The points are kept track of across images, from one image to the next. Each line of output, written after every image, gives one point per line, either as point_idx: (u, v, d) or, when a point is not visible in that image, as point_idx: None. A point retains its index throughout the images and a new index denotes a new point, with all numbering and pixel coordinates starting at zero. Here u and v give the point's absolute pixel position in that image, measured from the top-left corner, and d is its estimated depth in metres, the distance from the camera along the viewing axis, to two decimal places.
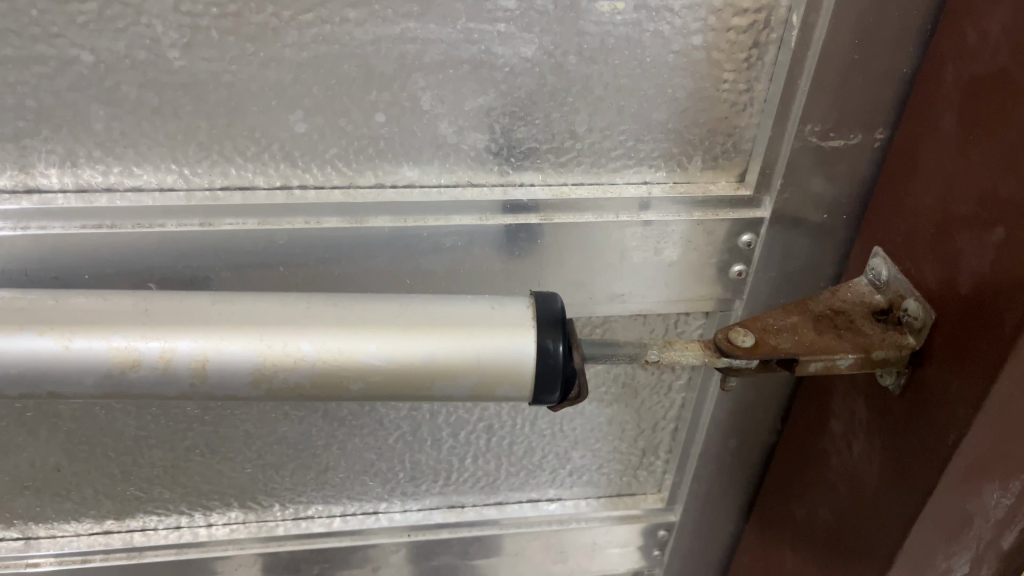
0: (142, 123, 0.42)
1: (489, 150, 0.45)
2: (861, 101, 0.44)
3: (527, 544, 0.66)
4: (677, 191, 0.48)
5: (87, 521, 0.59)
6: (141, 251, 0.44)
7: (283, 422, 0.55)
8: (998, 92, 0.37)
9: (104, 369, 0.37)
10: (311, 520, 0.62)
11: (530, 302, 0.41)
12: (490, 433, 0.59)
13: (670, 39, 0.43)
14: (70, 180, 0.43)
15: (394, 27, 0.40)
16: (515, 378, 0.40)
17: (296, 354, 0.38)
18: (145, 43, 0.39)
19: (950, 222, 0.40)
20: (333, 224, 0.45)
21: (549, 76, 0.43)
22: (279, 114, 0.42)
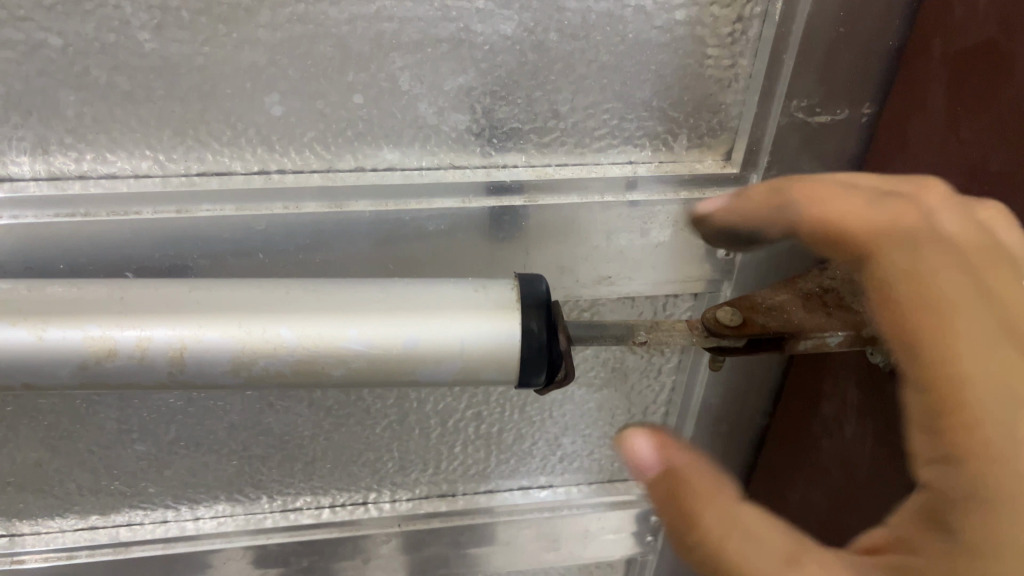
0: (114, 109, 0.41)
1: (470, 131, 0.45)
2: (848, 75, 0.43)
3: (519, 533, 0.65)
4: (663, 170, 0.47)
5: (71, 517, 0.58)
6: (114, 238, 0.42)
7: (268, 413, 0.54)
8: (988, 65, 0.36)
9: (79, 359, 0.36)
10: (300, 512, 0.61)
11: (514, 283, 0.40)
12: (480, 419, 0.59)
13: (652, 15, 0.42)
14: (42, 167, 0.42)
15: (370, 5, 0.39)
16: (499, 360, 0.39)
17: (276, 341, 0.37)
18: (114, 25, 0.38)
19: None
20: (313, 208, 0.44)
21: (530, 54, 0.42)
22: (255, 97, 0.42)
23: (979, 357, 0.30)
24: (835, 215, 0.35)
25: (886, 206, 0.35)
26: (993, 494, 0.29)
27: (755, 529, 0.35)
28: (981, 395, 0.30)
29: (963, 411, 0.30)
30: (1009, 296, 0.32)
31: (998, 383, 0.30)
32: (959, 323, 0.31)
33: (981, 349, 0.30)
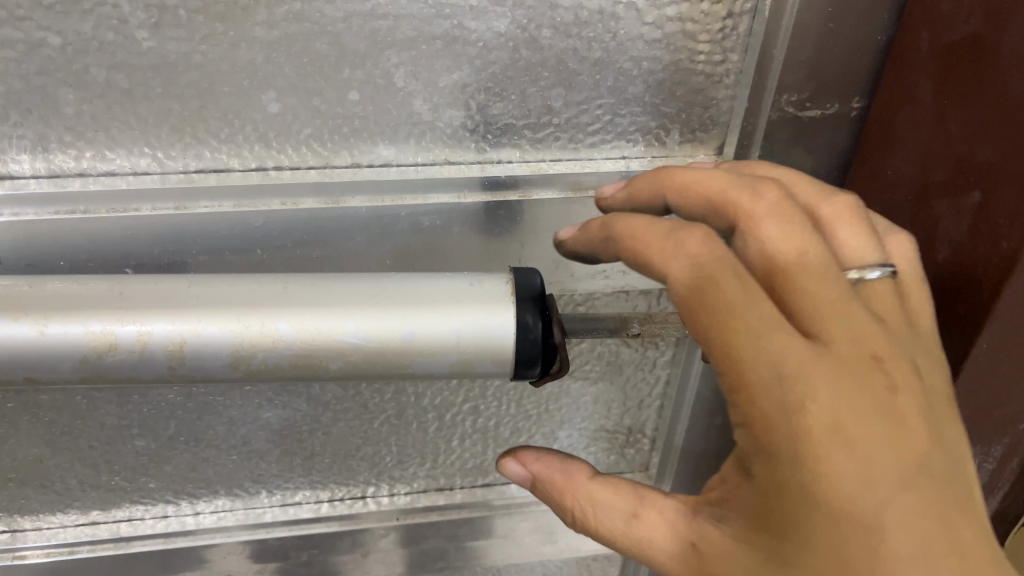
0: (114, 107, 0.41)
1: (465, 127, 0.45)
2: (838, 70, 0.44)
3: (517, 525, 0.66)
4: (655, 165, 0.48)
5: (72, 512, 0.59)
6: (114, 236, 0.43)
7: (267, 408, 0.55)
8: (975, 57, 0.37)
9: (80, 354, 0.37)
10: (300, 506, 0.62)
11: (509, 278, 0.41)
12: (477, 413, 0.59)
13: (644, 11, 0.43)
14: (42, 166, 0.42)
15: (365, 3, 0.40)
16: (495, 353, 0.40)
17: (274, 334, 0.38)
18: (112, 24, 0.39)
19: (928, 189, 0.40)
20: (311, 204, 0.45)
21: (523, 50, 0.43)
22: (252, 95, 0.42)
23: (776, 354, 0.31)
24: (642, 233, 0.35)
25: (679, 230, 0.34)
26: (812, 463, 0.30)
27: (606, 500, 0.38)
28: (778, 386, 0.31)
29: (763, 395, 0.31)
30: (797, 285, 0.33)
31: (769, 373, 0.31)
32: (755, 317, 0.31)
33: (790, 340, 0.31)
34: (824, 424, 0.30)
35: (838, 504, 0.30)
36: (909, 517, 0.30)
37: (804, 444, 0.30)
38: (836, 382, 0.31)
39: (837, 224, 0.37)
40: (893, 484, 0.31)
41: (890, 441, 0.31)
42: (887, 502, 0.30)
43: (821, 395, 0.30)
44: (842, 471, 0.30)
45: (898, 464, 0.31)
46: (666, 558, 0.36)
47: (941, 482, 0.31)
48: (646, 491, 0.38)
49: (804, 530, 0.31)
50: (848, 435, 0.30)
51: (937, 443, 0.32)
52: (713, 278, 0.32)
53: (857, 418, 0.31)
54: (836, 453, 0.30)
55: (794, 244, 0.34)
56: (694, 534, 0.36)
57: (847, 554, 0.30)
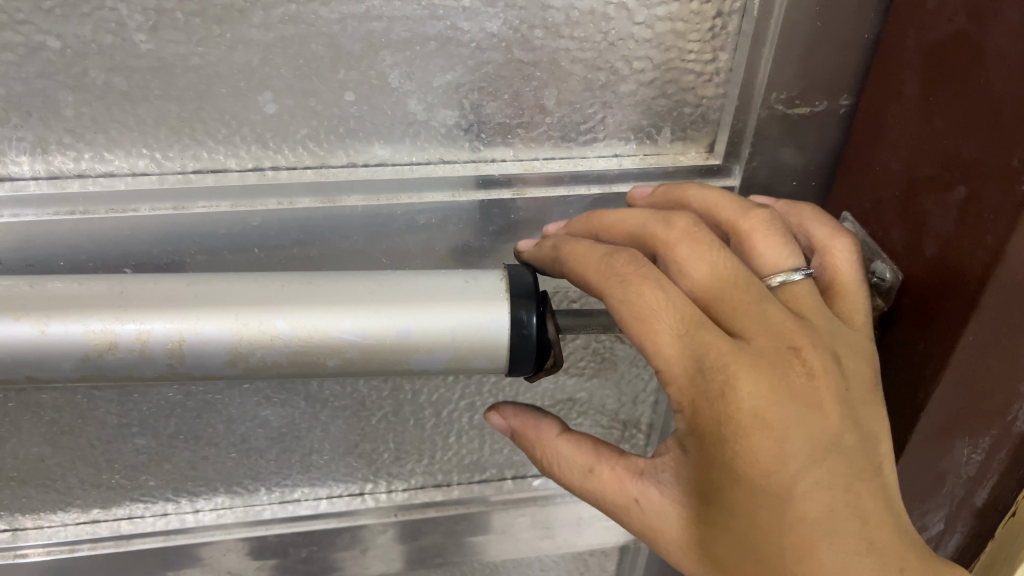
0: (112, 108, 0.42)
1: (459, 126, 0.46)
2: (826, 67, 0.44)
3: (514, 521, 0.67)
4: (647, 162, 0.49)
5: (73, 511, 0.59)
6: (114, 236, 0.44)
7: (266, 406, 0.55)
8: (959, 54, 0.37)
9: (81, 352, 0.37)
10: (298, 503, 0.62)
11: (503, 274, 0.41)
12: (473, 410, 0.60)
13: (634, 11, 0.43)
14: (41, 167, 0.43)
15: (360, 5, 0.41)
16: (489, 349, 0.40)
17: (272, 332, 0.38)
18: (111, 27, 0.39)
19: (915, 184, 0.41)
20: (307, 203, 0.45)
21: (516, 50, 0.44)
22: (249, 96, 0.43)
23: (701, 351, 0.35)
24: (580, 257, 0.39)
25: (611, 255, 0.37)
26: (735, 443, 0.34)
27: (568, 456, 0.40)
28: (703, 379, 0.35)
29: (690, 385, 0.35)
30: (720, 290, 0.36)
31: (695, 368, 0.35)
32: (682, 319, 0.35)
33: (715, 338, 0.35)
34: (748, 409, 0.34)
35: (758, 478, 0.35)
36: (819, 487, 0.35)
37: (729, 427, 0.34)
38: (757, 373, 0.35)
39: (754, 236, 0.39)
40: (807, 460, 0.35)
41: (806, 422, 0.35)
42: (801, 475, 0.35)
43: (744, 386, 0.34)
44: (762, 450, 0.34)
45: (811, 442, 0.35)
46: (616, 509, 0.39)
47: (850, 457, 0.36)
48: (605, 446, 0.40)
49: (728, 499, 0.35)
50: (768, 419, 0.34)
51: (849, 422, 0.36)
52: (641, 293, 0.35)
53: (777, 403, 0.35)
54: (757, 434, 0.34)
55: (707, 259, 0.37)
56: (639, 491, 0.38)
57: (765, 519, 0.35)
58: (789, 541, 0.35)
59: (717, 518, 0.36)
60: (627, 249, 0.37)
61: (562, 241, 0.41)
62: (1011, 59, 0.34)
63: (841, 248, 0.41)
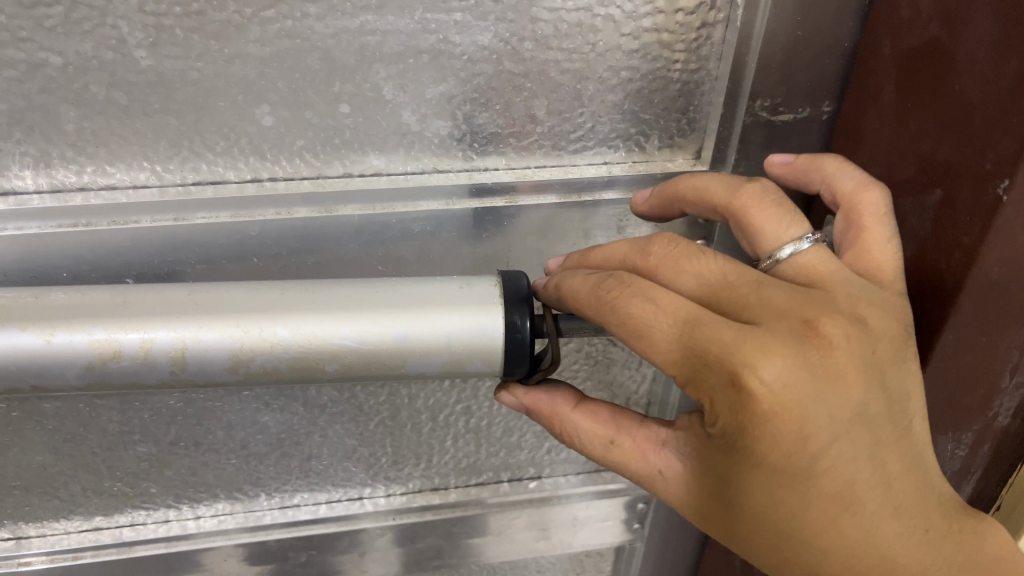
0: (113, 122, 0.43)
1: (453, 136, 0.47)
2: (807, 74, 0.46)
3: (511, 523, 0.68)
4: (636, 169, 0.50)
5: (76, 519, 0.60)
6: (117, 248, 0.45)
7: (265, 412, 0.56)
8: (931, 60, 0.39)
9: (86, 361, 0.38)
10: (297, 508, 0.63)
11: (497, 281, 0.42)
12: (469, 414, 0.61)
13: (621, 22, 0.44)
14: (44, 181, 0.44)
15: (354, 20, 0.42)
16: (483, 353, 0.41)
17: (273, 340, 0.39)
18: (111, 44, 0.40)
19: (894, 187, 0.42)
20: (305, 213, 0.46)
21: (506, 62, 0.45)
22: (246, 109, 0.44)
23: (711, 348, 0.35)
24: (574, 292, 0.39)
25: (601, 284, 0.38)
26: (757, 432, 0.35)
27: (587, 429, 0.42)
28: (719, 377, 0.35)
29: (705, 382, 0.36)
30: (719, 293, 0.38)
31: (707, 366, 0.35)
32: (683, 323, 0.36)
33: (723, 331, 0.35)
34: (770, 398, 0.34)
35: (781, 461, 0.36)
36: (843, 459, 0.36)
37: (750, 417, 0.35)
38: (776, 356, 0.34)
39: (749, 210, 0.40)
40: (830, 438, 0.35)
41: (827, 400, 0.35)
42: (825, 451, 0.35)
43: (765, 372, 0.34)
44: (785, 434, 0.35)
45: (833, 421, 0.35)
46: (637, 475, 0.41)
47: (874, 426, 0.36)
48: (623, 416, 0.42)
49: (753, 478, 0.37)
50: (790, 404, 0.35)
51: (874, 391, 0.36)
52: (635, 313, 0.37)
53: (799, 386, 0.35)
54: (779, 421, 0.35)
55: (691, 272, 0.38)
56: (663, 465, 0.40)
57: (787, 495, 0.37)
58: (815, 512, 0.37)
59: (741, 492, 0.38)
60: (615, 273, 0.38)
61: (561, 276, 0.41)
62: (983, 64, 0.35)
63: (870, 214, 0.40)
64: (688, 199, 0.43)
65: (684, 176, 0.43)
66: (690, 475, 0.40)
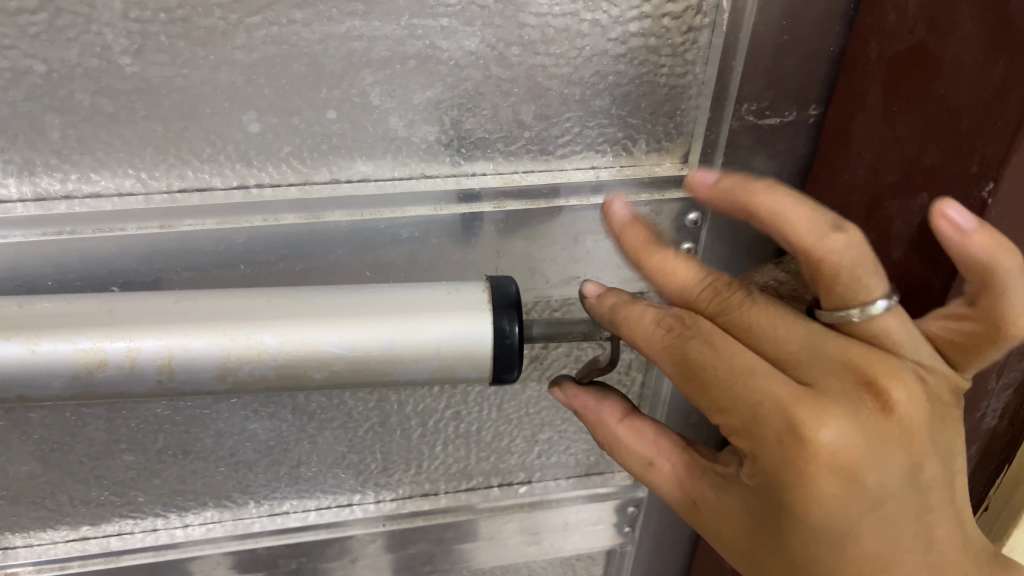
0: (98, 130, 0.43)
1: (440, 142, 0.47)
2: (793, 79, 0.46)
3: (501, 528, 0.68)
4: (624, 174, 0.50)
5: (63, 529, 0.59)
6: (103, 256, 0.45)
7: (253, 419, 0.56)
8: (917, 65, 0.39)
9: (71, 370, 0.38)
10: (287, 515, 0.63)
11: (485, 286, 0.42)
12: (458, 419, 0.61)
13: (608, 28, 0.44)
14: (28, 189, 0.44)
15: (340, 26, 0.42)
16: (473, 359, 0.41)
17: (260, 347, 0.39)
18: (96, 51, 0.40)
19: (881, 191, 0.43)
20: (292, 219, 0.46)
21: (493, 67, 0.45)
22: (232, 115, 0.44)
23: (761, 399, 0.36)
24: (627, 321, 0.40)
25: (662, 319, 0.39)
26: (803, 490, 0.35)
27: (632, 446, 0.44)
28: (766, 427, 0.35)
29: (750, 431, 0.36)
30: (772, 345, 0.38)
31: (752, 418, 0.36)
32: (732, 369, 0.36)
33: (770, 383, 0.36)
34: (820, 456, 0.35)
35: (823, 519, 0.36)
36: (886, 521, 0.36)
37: (795, 473, 0.35)
38: (830, 418, 0.35)
39: (834, 269, 0.36)
40: (875, 500, 0.36)
41: (880, 463, 0.35)
42: (869, 513, 0.36)
43: (819, 433, 0.34)
44: (832, 493, 0.35)
45: (879, 481, 0.36)
46: (676, 502, 0.43)
47: (922, 488, 0.37)
48: (665, 438, 0.43)
49: (793, 536, 0.37)
50: (841, 465, 0.35)
51: (925, 456, 0.37)
52: (687, 354, 0.38)
53: (850, 445, 0.35)
54: (826, 480, 0.35)
55: (746, 321, 0.38)
56: (699, 495, 0.41)
57: (826, 555, 0.37)
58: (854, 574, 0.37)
59: (778, 549, 0.38)
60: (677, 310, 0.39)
61: (619, 299, 0.41)
62: (968, 68, 0.36)
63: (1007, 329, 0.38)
64: (755, 218, 0.38)
65: (772, 189, 0.37)
66: (722, 511, 0.40)
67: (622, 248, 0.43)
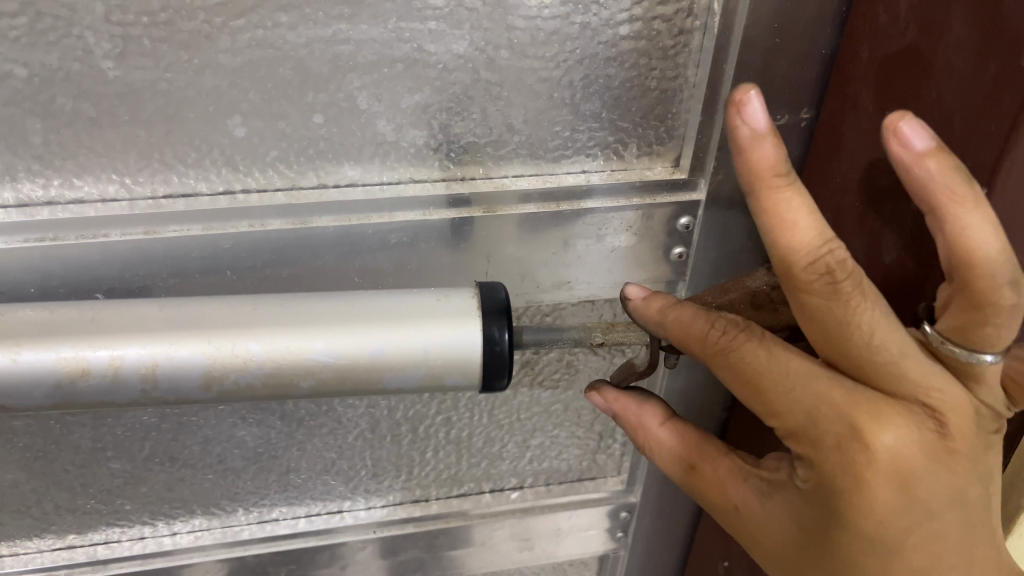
0: (81, 135, 0.42)
1: (428, 146, 0.46)
2: (785, 83, 0.45)
3: (493, 534, 0.67)
4: (615, 178, 0.49)
5: (49, 537, 0.59)
6: (87, 262, 0.44)
7: (241, 426, 0.55)
8: (908, 68, 0.38)
9: (53, 379, 0.37)
10: (276, 522, 0.62)
11: (474, 292, 0.42)
12: (449, 425, 0.60)
13: (597, 30, 0.44)
14: (10, 195, 0.43)
15: (326, 29, 0.41)
16: (463, 366, 0.41)
17: (245, 355, 0.39)
18: (78, 55, 0.40)
19: (873, 194, 0.42)
20: (278, 225, 0.46)
21: (482, 71, 0.44)
22: (217, 120, 0.43)
23: (819, 403, 0.37)
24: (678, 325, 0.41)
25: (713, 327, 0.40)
26: (854, 493, 0.37)
27: (672, 448, 0.46)
28: (824, 430, 0.37)
29: (807, 433, 0.38)
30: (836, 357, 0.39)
31: (807, 420, 0.38)
32: (792, 373, 0.38)
33: (830, 390, 0.37)
34: (875, 461, 0.36)
35: (871, 526, 0.37)
36: (931, 531, 0.38)
37: (848, 476, 0.37)
38: (891, 424, 0.36)
39: (992, 320, 0.36)
40: (922, 511, 0.37)
41: (933, 473, 0.37)
42: (916, 522, 0.37)
43: (878, 437, 0.36)
44: (883, 500, 0.37)
45: (929, 492, 0.37)
46: (715, 507, 0.44)
47: (969, 505, 0.38)
48: (707, 444, 0.45)
49: (839, 543, 0.38)
50: (896, 471, 0.36)
51: (973, 474, 0.38)
52: (744, 358, 0.39)
53: (908, 454, 0.37)
54: (877, 486, 0.37)
55: (839, 316, 0.36)
56: (741, 501, 0.43)
57: (871, 562, 0.38)
58: None
59: (823, 557, 0.39)
60: (727, 319, 0.40)
61: (665, 302, 0.42)
62: (960, 72, 0.35)
63: None
64: (932, 214, 0.35)
65: (970, 205, 0.34)
66: (761, 516, 0.42)
67: (740, 175, 0.36)
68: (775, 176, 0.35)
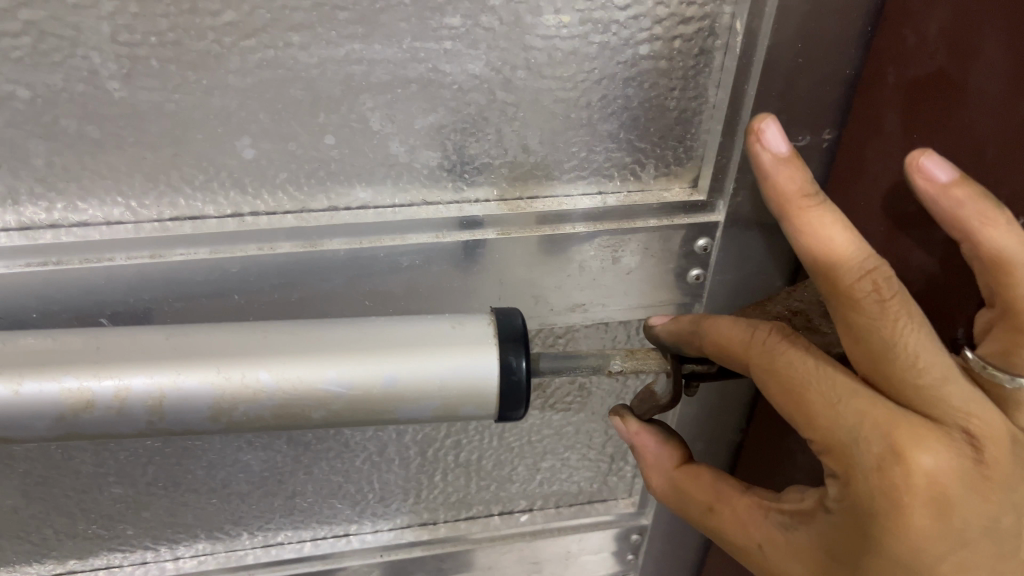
0: (85, 157, 0.41)
1: (442, 167, 0.45)
2: (808, 103, 0.44)
3: (502, 557, 0.66)
4: (631, 199, 0.48)
5: (49, 563, 0.57)
6: (91, 287, 0.43)
7: (246, 450, 0.54)
8: (938, 92, 0.37)
9: (58, 412, 0.36)
10: (281, 546, 0.61)
11: (490, 319, 0.41)
12: (459, 448, 0.59)
13: (616, 50, 0.43)
14: (12, 218, 0.42)
15: (339, 49, 0.40)
16: (478, 397, 0.40)
17: (255, 384, 0.37)
18: (82, 75, 0.38)
19: (902, 219, 0.41)
20: (287, 247, 0.44)
21: (498, 92, 0.43)
22: (225, 141, 0.42)
23: (859, 418, 0.36)
24: (721, 335, 0.41)
25: (755, 334, 0.40)
26: (889, 515, 0.35)
27: (691, 488, 0.45)
28: (863, 446, 0.36)
29: (846, 452, 0.36)
30: None
31: (847, 437, 0.36)
32: (835, 386, 0.37)
33: (870, 405, 0.36)
34: (912, 482, 0.35)
35: (905, 554, 0.36)
36: (966, 562, 0.36)
37: (882, 497, 0.35)
38: (930, 445, 0.35)
39: None
40: (957, 541, 0.36)
41: (970, 500, 0.35)
42: (951, 552, 0.36)
43: (916, 457, 0.35)
44: (918, 526, 0.35)
45: (965, 520, 0.36)
46: (738, 545, 0.43)
47: (1004, 538, 0.37)
48: (725, 484, 0.44)
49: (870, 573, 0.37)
50: (932, 494, 0.35)
51: (1011, 506, 0.36)
52: (785, 366, 0.38)
53: (945, 479, 0.35)
54: (913, 508, 0.35)
55: (883, 335, 0.35)
56: (762, 537, 0.42)
57: None
58: None
59: None
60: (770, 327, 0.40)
61: (704, 317, 0.43)
62: (993, 98, 0.34)
63: None
64: (967, 243, 0.35)
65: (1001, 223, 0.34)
66: (784, 551, 0.41)
67: (771, 201, 0.38)
68: (804, 198, 0.37)
